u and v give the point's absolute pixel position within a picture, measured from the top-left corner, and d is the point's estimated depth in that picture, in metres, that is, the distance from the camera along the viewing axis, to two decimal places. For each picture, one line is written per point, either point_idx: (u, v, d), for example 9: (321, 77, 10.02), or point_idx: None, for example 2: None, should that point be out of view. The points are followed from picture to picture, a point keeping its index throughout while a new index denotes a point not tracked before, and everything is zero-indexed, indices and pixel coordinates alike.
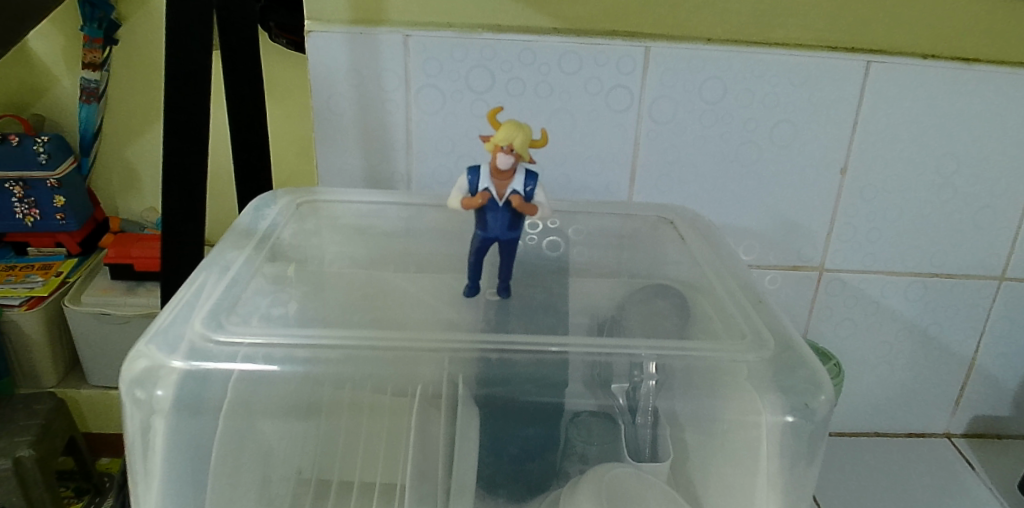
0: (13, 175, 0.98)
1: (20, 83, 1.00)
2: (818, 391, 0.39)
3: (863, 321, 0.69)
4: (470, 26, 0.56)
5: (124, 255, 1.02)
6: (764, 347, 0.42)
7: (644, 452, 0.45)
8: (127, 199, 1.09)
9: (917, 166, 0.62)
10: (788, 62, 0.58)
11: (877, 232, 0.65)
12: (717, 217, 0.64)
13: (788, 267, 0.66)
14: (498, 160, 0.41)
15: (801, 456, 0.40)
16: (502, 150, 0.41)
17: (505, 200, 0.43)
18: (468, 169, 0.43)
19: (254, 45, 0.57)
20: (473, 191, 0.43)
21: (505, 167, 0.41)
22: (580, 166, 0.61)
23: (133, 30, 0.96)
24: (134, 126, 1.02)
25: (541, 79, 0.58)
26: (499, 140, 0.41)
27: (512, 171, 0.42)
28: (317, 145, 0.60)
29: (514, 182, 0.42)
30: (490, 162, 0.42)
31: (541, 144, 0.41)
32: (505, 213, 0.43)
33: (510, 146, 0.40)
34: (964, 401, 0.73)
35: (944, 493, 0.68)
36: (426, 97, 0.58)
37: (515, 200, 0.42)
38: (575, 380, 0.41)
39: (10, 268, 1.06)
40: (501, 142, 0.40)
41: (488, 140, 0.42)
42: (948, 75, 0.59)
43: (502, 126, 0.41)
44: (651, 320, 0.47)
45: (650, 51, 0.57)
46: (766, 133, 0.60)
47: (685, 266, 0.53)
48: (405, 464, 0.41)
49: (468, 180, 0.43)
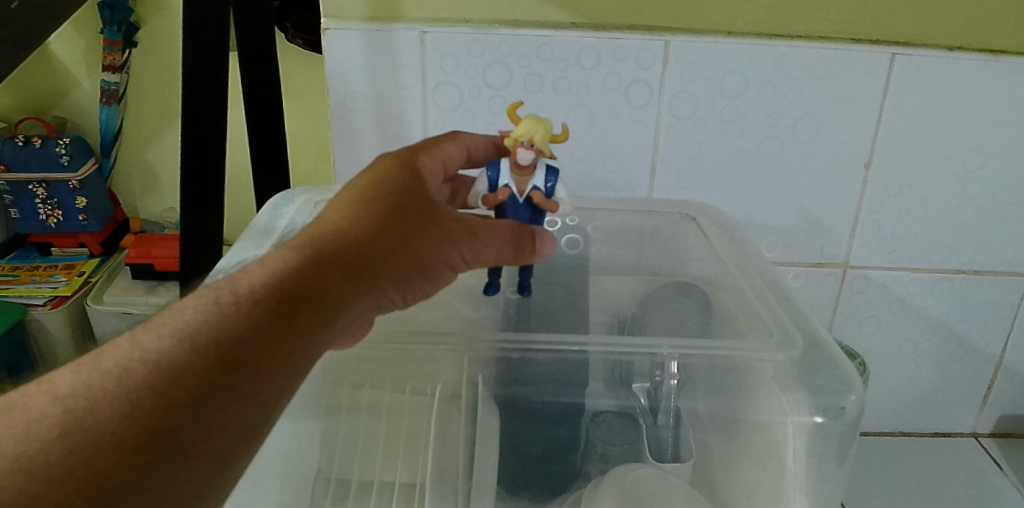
0: (37, 176, 1.01)
1: (43, 86, 1.01)
2: (848, 390, 0.38)
3: (889, 318, 0.67)
4: (486, 21, 0.55)
5: (145, 254, 1.02)
6: (793, 345, 0.41)
7: (666, 453, 0.44)
8: (148, 199, 1.10)
9: (944, 160, 0.61)
10: (810, 54, 0.56)
11: (903, 227, 0.63)
12: (737, 214, 0.63)
13: (811, 265, 0.65)
14: (518, 155, 0.40)
15: (830, 456, 0.39)
16: (523, 145, 0.40)
17: (526, 197, 0.42)
18: (489, 164, 0.42)
19: (271, 45, 0.57)
20: (492, 187, 0.42)
21: (527, 161, 0.41)
22: (599, 163, 0.60)
23: (153, 32, 0.97)
24: (154, 127, 1.03)
25: (559, 74, 0.57)
26: (519, 136, 0.40)
27: (534, 166, 0.42)
28: (334, 144, 0.60)
29: (535, 178, 0.42)
30: (511, 157, 0.41)
31: (561, 139, 0.41)
32: (526, 209, 0.43)
33: (531, 142, 0.40)
34: (992, 400, 0.72)
35: (972, 495, 0.66)
36: (443, 93, 0.58)
37: (536, 196, 0.42)
38: (596, 379, 0.43)
39: (35, 268, 1.08)
40: (523, 137, 0.40)
41: (508, 135, 0.41)
42: (976, 67, 0.57)
43: (523, 120, 0.40)
44: (673, 319, 0.47)
45: (669, 44, 0.56)
46: (789, 127, 0.59)
47: (707, 263, 0.52)
48: (425, 465, 0.40)
49: (488, 176, 0.42)
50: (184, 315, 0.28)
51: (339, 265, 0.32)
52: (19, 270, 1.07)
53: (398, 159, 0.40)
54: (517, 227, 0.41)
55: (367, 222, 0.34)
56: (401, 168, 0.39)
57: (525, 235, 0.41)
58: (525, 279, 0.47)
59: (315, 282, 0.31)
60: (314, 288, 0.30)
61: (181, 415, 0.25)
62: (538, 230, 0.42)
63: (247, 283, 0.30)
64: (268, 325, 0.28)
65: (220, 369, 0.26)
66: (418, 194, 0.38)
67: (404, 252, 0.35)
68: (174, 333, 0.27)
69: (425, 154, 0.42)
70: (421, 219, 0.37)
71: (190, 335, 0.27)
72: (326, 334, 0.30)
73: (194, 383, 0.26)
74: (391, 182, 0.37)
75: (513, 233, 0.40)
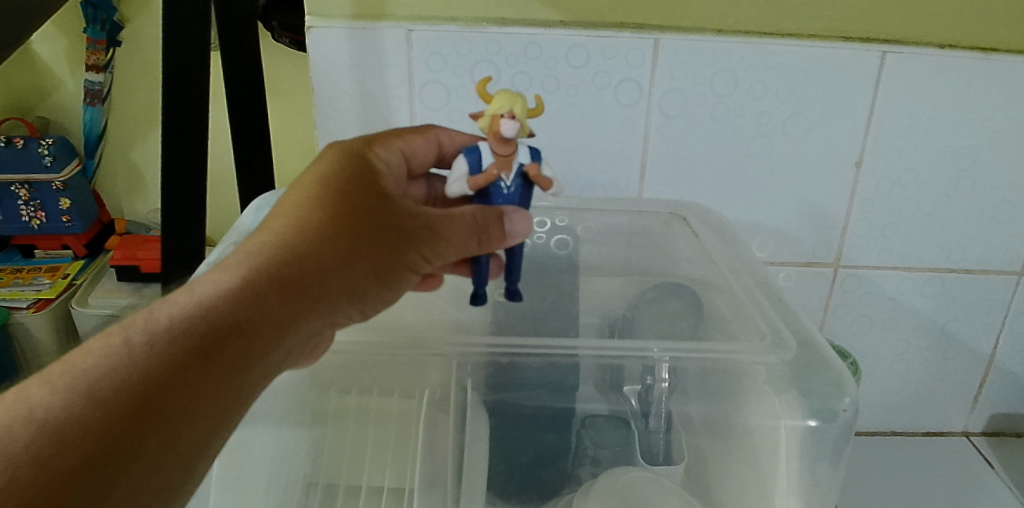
0: (19, 177, 0.99)
1: (25, 86, 1.00)
2: (842, 393, 0.38)
3: (880, 318, 0.67)
4: (474, 19, 0.54)
5: (131, 257, 1.01)
6: (785, 348, 0.40)
7: (658, 455, 0.43)
8: (132, 200, 1.09)
9: (935, 159, 0.60)
10: (802, 53, 0.56)
11: (894, 226, 0.63)
12: (728, 213, 0.62)
13: (803, 264, 0.65)
14: (500, 130, 0.36)
15: (825, 457, 0.39)
16: (504, 118, 0.35)
17: (513, 179, 0.38)
18: (466, 149, 0.38)
19: (254, 43, 0.56)
20: (475, 171, 0.37)
21: (510, 136, 0.36)
22: (589, 163, 0.60)
23: (136, 31, 0.95)
24: (138, 128, 1.02)
25: (547, 73, 0.56)
26: (499, 108, 0.35)
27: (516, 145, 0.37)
28: (320, 143, 0.59)
29: (523, 155, 0.37)
30: (491, 136, 0.37)
31: (538, 113, 0.37)
32: (516, 187, 0.38)
33: (512, 114, 0.35)
34: (982, 398, 0.72)
35: (963, 494, 0.66)
36: (430, 92, 0.57)
37: (531, 169, 0.37)
38: (587, 382, 0.42)
39: (18, 271, 1.06)
40: (501, 110, 0.35)
41: (484, 114, 0.36)
42: (967, 65, 0.57)
43: (496, 96, 0.36)
44: (664, 321, 0.47)
45: (659, 43, 0.55)
46: (779, 126, 0.58)
47: (697, 263, 0.52)
48: (414, 470, 0.39)
49: (467, 161, 0.37)
50: (86, 365, 0.26)
51: (281, 286, 0.31)
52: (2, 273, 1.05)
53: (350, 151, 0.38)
54: (483, 214, 0.37)
55: (311, 232, 0.33)
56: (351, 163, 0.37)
57: (495, 224, 0.37)
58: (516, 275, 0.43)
59: (254, 310, 0.30)
60: (240, 323, 0.29)
61: (80, 479, 0.23)
62: (506, 211, 0.38)
63: (174, 313, 0.28)
64: (178, 371, 0.27)
65: (149, 411, 0.25)
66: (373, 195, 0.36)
67: (352, 264, 0.34)
68: (76, 385, 0.25)
69: (379, 144, 0.41)
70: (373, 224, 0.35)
71: (89, 391, 0.25)
72: (247, 372, 0.29)
73: (112, 433, 0.24)
74: (343, 181, 0.35)
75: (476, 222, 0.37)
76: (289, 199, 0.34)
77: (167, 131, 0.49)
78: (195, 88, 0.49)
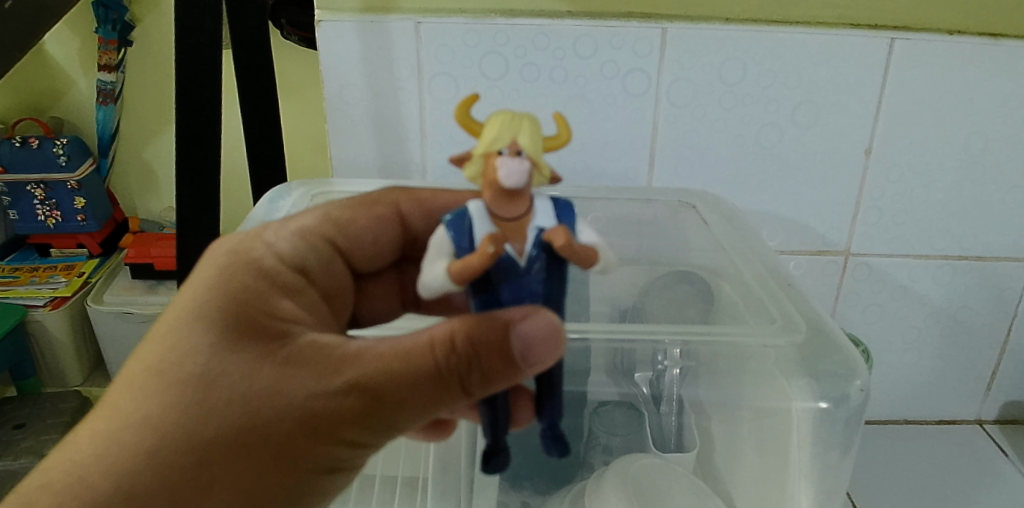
0: (35, 177, 1.00)
1: (39, 87, 1.01)
2: (852, 376, 0.38)
3: (891, 306, 0.67)
4: (481, 11, 0.55)
5: (145, 254, 1.02)
6: (795, 331, 0.40)
7: (670, 442, 0.46)
8: (146, 199, 1.10)
9: (945, 145, 0.60)
10: (810, 40, 0.56)
11: (904, 214, 0.63)
12: (738, 202, 0.62)
13: (813, 252, 0.65)
14: (501, 173, 0.28)
15: (835, 445, 0.39)
16: (502, 154, 0.29)
17: (524, 252, 0.30)
18: (451, 224, 0.30)
19: (265, 40, 0.56)
20: (467, 247, 0.30)
21: (514, 178, 0.28)
22: (598, 153, 0.60)
23: (147, 31, 0.96)
24: (150, 127, 1.03)
25: (556, 64, 0.56)
26: (494, 142, 0.29)
27: (524, 202, 0.30)
28: (331, 138, 0.60)
29: (537, 213, 0.30)
30: (489, 191, 0.29)
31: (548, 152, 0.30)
32: (534, 264, 0.30)
33: (512, 147, 0.29)
34: (996, 386, 0.71)
35: (977, 482, 0.66)
36: (440, 84, 0.57)
37: (552, 234, 0.29)
38: (598, 367, 0.42)
39: (35, 269, 1.08)
40: (497, 146, 0.29)
41: (474, 159, 0.30)
42: (977, 51, 0.57)
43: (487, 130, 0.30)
44: (673, 308, 0.48)
45: (667, 32, 0.55)
46: (788, 114, 0.58)
47: (708, 252, 0.52)
48: (427, 461, 0.42)
49: (456, 239, 0.30)
50: None
51: None
52: (19, 271, 1.07)
53: (232, 312, 0.33)
54: (482, 330, 0.30)
55: (157, 448, 0.30)
56: (220, 342, 0.32)
57: (495, 346, 0.30)
58: (546, 402, 0.33)
59: None
60: None
61: None
62: (511, 317, 0.30)
63: None
64: None
65: None
66: (241, 391, 0.31)
67: (223, 471, 0.31)
68: None
69: (287, 253, 0.39)
70: (237, 429, 0.31)
71: None
72: None
73: None
74: (199, 370, 0.32)
75: (468, 339, 0.31)
76: (134, 390, 0.32)
77: (180, 127, 0.50)
78: (208, 84, 0.50)
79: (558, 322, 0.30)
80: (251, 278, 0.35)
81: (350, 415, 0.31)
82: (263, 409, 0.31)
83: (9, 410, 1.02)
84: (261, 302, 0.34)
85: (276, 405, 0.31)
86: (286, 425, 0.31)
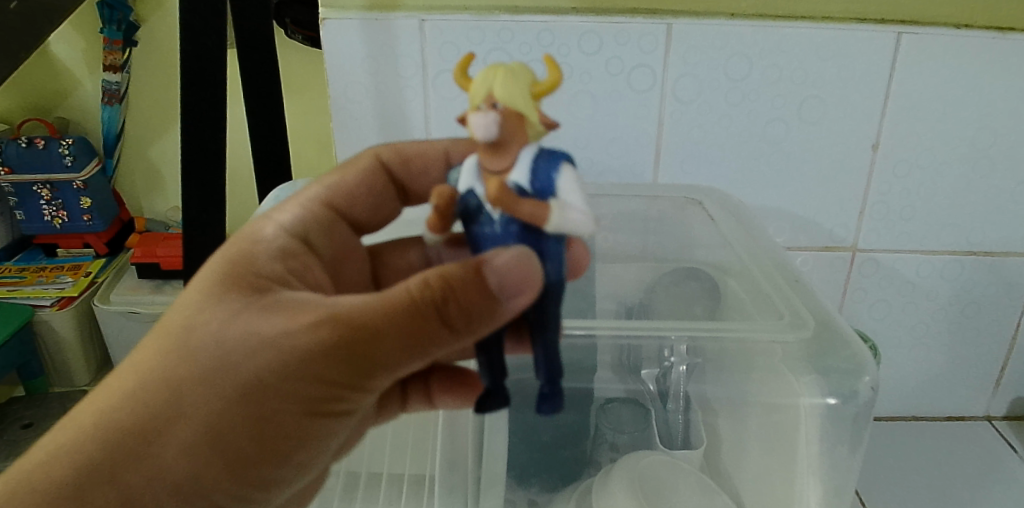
0: (41, 177, 1.01)
1: (45, 87, 1.01)
2: (861, 372, 0.38)
3: (899, 302, 0.67)
4: (486, 8, 0.55)
5: (151, 254, 1.03)
6: (803, 326, 0.41)
7: (677, 439, 0.46)
8: (151, 199, 1.10)
9: (952, 140, 0.60)
10: (816, 35, 0.55)
11: (912, 210, 0.62)
12: (745, 198, 0.62)
13: (820, 248, 0.64)
14: (473, 127, 0.28)
15: (844, 441, 0.39)
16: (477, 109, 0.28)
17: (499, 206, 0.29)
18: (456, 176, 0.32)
19: (269, 38, 0.56)
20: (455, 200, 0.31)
21: (484, 131, 0.28)
22: (603, 149, 0.60)
23: (152, 31, 0.96)
24: (155, 127, 1.03)
25: (561, 60, 0.56)
26: (474, 97, 0.29)
27: (507, 155, 0.29)
28: (336, 136, 0.60)
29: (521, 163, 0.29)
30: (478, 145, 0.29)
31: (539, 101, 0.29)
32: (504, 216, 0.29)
33: (489, 99, 0.28)
34: (1005, 382, 0.71)
35: (987, 478, 0.66)
36: (444, 82, 0.57)
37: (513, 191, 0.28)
38: (605, 363, 0.42)
39: (42, 269, 1.08)
40: (477, 99, 0.28)
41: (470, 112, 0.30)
42: (984, 45, 0.56)
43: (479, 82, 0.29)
44: (681, 304, 0.47)
45: (672, 28, 0.55)
46: (794, 109, 0.58)
47: (713, 248, 0.52)
48: (434, 457, 0.42)
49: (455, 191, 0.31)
50: None
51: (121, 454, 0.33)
52: (25, 271, 1.07)
53: (223, 270, 0.35)
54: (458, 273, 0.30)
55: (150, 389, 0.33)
56: (208, 295, 0.34)
57: (470, 288, 0.30)
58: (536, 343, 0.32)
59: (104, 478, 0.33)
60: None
61: None
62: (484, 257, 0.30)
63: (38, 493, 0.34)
64: None
65: None
66: (218, 335, 0.33)
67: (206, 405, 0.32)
68: None
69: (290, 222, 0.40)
70: (224, 374, 0.32)
71: None
72: None
73: None
74: (188, 320, 0.34)
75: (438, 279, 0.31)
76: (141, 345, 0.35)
77: (186, 125, 0.50)
78: (213, 83, 0.50)
79: (529, 255, 0.29)
80: (246, 244, 0.37)
81: (328, 366, 0.32)
82: (236, 348, 0.32)
83: (18, 409, 1.03)
84: (250, 261, 0.36)
85: (249, 345, 0.32)
86: (257, 364, 0.32)
